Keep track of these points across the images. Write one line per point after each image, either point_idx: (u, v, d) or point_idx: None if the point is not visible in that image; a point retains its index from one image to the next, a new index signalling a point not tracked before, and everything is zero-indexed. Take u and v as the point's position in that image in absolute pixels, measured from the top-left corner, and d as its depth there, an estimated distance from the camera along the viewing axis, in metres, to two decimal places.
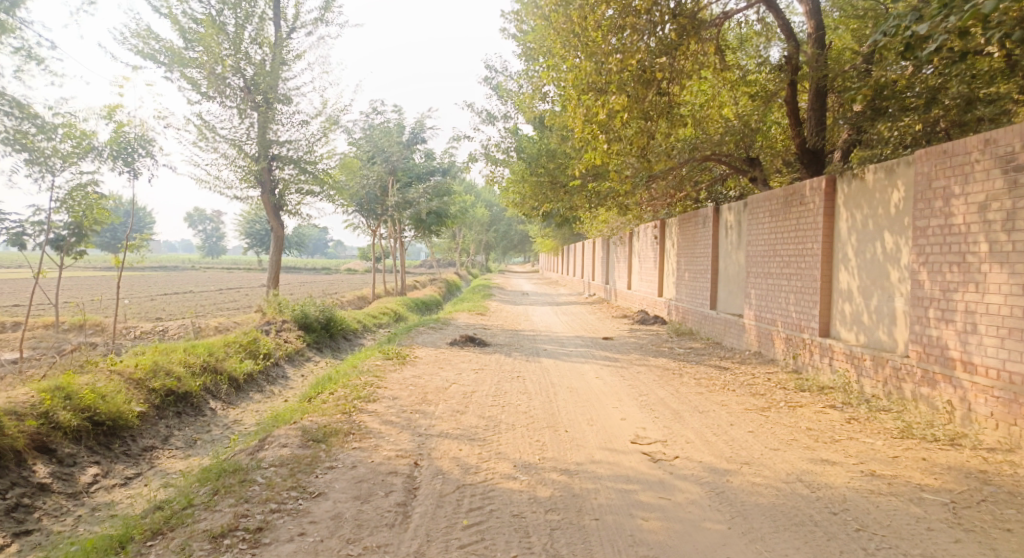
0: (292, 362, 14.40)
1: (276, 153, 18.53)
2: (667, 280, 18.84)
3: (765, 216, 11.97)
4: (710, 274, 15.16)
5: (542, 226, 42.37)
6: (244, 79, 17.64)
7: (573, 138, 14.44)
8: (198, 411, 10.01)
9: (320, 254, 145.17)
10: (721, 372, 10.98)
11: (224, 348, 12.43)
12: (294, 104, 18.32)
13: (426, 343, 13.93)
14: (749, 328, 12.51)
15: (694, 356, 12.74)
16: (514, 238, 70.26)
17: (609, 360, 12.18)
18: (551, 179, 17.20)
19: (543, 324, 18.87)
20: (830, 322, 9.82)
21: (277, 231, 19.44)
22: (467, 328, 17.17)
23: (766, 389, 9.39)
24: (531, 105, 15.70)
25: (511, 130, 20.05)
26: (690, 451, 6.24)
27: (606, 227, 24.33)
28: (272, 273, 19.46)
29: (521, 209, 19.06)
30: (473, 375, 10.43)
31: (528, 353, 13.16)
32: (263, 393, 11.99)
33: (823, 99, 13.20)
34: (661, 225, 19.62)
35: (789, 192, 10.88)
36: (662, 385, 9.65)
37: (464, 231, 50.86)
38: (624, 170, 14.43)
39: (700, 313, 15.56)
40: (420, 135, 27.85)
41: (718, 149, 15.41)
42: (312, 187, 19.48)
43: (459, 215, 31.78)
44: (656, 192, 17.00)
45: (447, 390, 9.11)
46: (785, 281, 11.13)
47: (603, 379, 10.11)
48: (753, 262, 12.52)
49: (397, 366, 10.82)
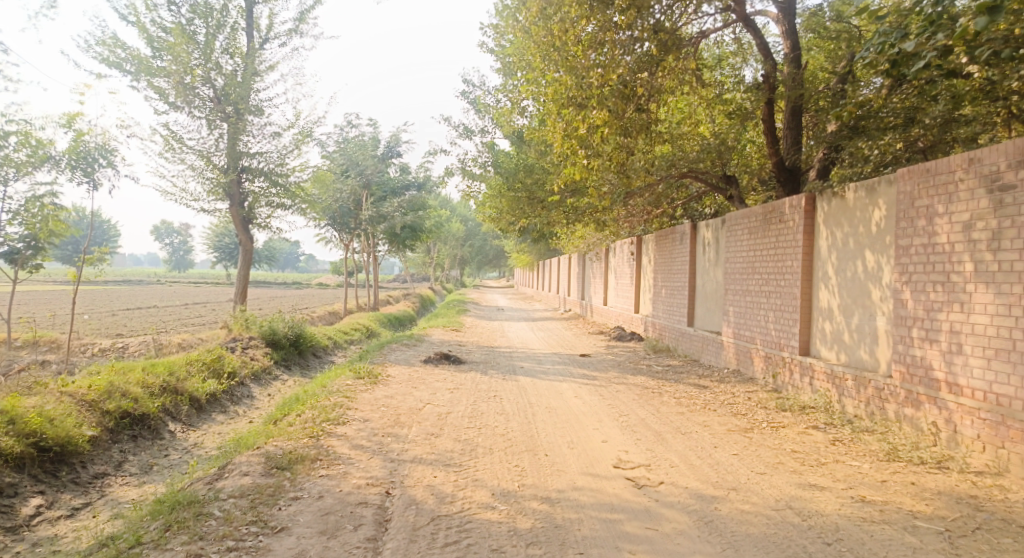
0: (259, 381, 13.99)
1: (246, 165, 18.14)
2: (644, 297, 18.69)
3: (744, 233, 11.88)
4: (687, 290, 15.06)
5: (518, 241, 42.19)
6: (214, 89, 17.25)
7: (550, 153, 14.29)
8: (155, 434, 9.67)
9: (292, 268, 143.66)
10: (700, 391, 10.80)
11: (188, 368, 12.02)
12: (265, 116, 17.96)
13: (399, 360, 13.62)
14: (727, 346, 12.38)
15: (672, 373, 12.58)
16: (489, 253, 70.02)
17: (587, 379, 11.96)
18: (528, 194, 17.03)
19: (519, 340, 18.61)
20: (810, 341, 9.71)
21: (246, 245, 18.99)
22: (441, 345, 16.86)
23: (747, 408, 9.23)
24: (508, 120, 15.54)
25: (488, 145, 19.87)
26: (673, 477, 6.02)
27: (582, 243, 24.20)
28: (241, 288, 19.00)
29: (497, 224, 18.85)
30: (448, 395, 10.14)
31: (504, 371, 12.90)
32: (226, 413, 11.61)
33: (799, 118, 13.27)
34: (639, 241, 19.52)
35: (769, 209, 10.79)
36: (641, 405, 9.44)
37: (439, 245, 50.51)
38: (601, 185, 14.30)
39: (677, 330, 15.42)
40: (395, 149, 27.58)
41: (695, 165, 15.31)
42: (284, 200, 19.10)
43: (434, 230, 31.46)
44: (633, 208, 16.91)
45: (421, 411, 8.81)
46: (764, 299, 11.01)
47: (581, 399, 9.88)
48: (732, 279, 12.41)
49: (370, 386, 10.50)
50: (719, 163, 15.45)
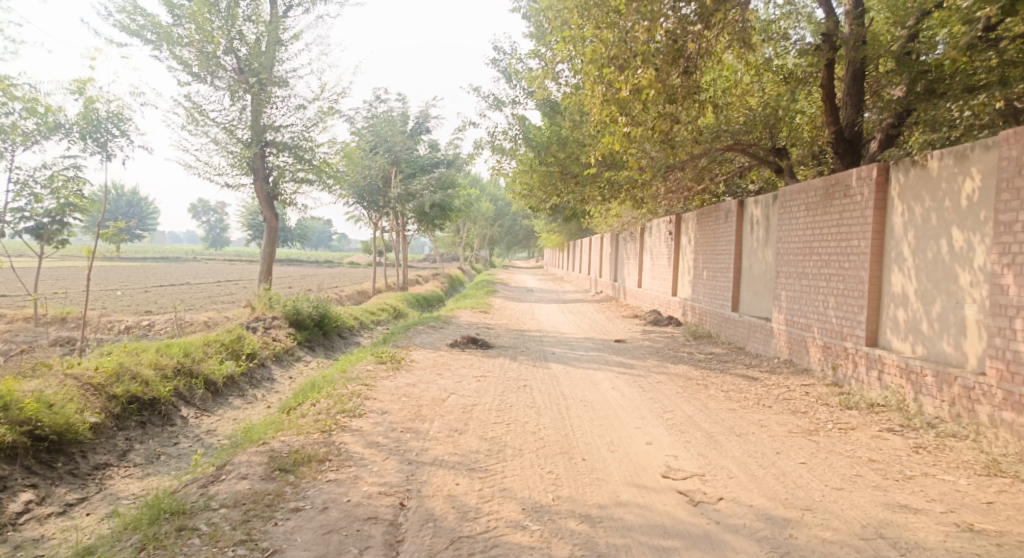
0: (280, 363, 13.31)
1: (270, 138, 17.45)
2: (683, 279, 17.70)
3: (799, 210, 10.85)
4: (732, 273, 14.05)
5: (548, 221, 41.11)
6: (238, 60, 16.54)
7: (589, 123, 13.28)
8: (166, 420, 8.97)
9: (323, 246, 144.01)
10: (751, 382, 9.86)
11: (204, 348, 11.32)
12: (291, 88, 17.23)
13: (424, 344, 12.82)
14: (777, 334, 11.40)
15: (716, 362, 11.62)
16: (519, 233, 68.98)
17: (625, 367, 11.07)
18: (561, 169, 16.04)
19: (551, 324, 17.71)
20: (879, 330, 8.72)
21: (270, 222, 18.32)
22: (469, 327, 16.01)
23: (807, 405, 8.28)
24: (543, 88, 14.52)
25: (520, 117, 18.90)
26: (735, 491, 5.12)
27: (616, 223, 23.17)
28: (265, 266, 18.36)
29: (529, 201, 17.92)
30: (474, 384, 9.32)
31: (535, 357, 12.05)
32: (243, 398, 10.94)
33: (861, 84, 12.29)
34: (677, 220, 18.49)
35: (831, 183, 9.76)
36: (688, 399, 8.54)
37: (468, 225, 49.65)
38: (643, 157, 13.27)
39: (721, 315, 14.42)
40: (424, 125, 26.74)
41: (741, 137, 14.22)
42: (309, 175, 18.39)
43: (463, 209, 30.62)
44: (674, 185, 15.90)
45: (445, 403, 8.01)
46: (822, 282, 10.00)
47: (621, 391, 9.01)
48: (784, 260, 11.40)
49: (391, 373, 9.72)
50: (768, 135, 14.33)
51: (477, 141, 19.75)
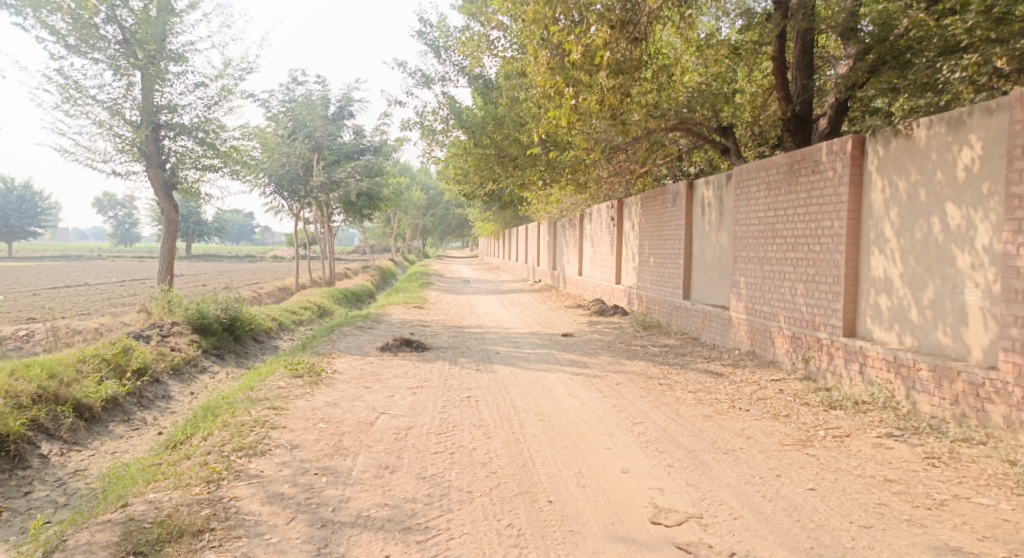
0: (180, 377, 11.71)
1: (165, 120, 15.61)
2: (627, 266, 16.76)
3: (759, 189, 9.96)
4: (682, 258, 13.15)
5: (483, 210, 39.64)
6: (123, 30, 14.67)
7: (527, 97, 12.09)
8: (18, 463, 7.64)
9: (245, 240, 138.60)
10: (716, 380, 8.89)
11: (78, 367, 9.69)
12: (188, 64, 15.45)
13: (351, 349, 11.44)
14: (737, 324, 10.49)
15: (673, 357, 10.65)
16: (452, 222, 67.20)
17: (576, 368, 9.97)
18: (497, 151, 14.71)
19: (490, 318, 16.48)
20: (857, 319, 7.85)
21: (170, 214, 16.45)
22: (401, 326, 14.68)
23: (785, 406, 7.32)
24: (476, 61, 13.25)
25: (449, 96, 17.50)
26: (747, 540, 4.17)
27: (553, 208, 22.12)
28: (165, 264, 16.49)
29: (462, 186, 16.63)
30: (407, 398, 8.04)
31: (476, 359, 10.82)
32: (128, 423, 9.42)
33: (811, 55, 11.77)
34: (619, 204, 17.54)
35: (797, 158, 8.90)
36: (654, 405, 7.48)
37: (399, 214, 47.77)
38: (586, 135, 12.20)
39: (671, 303, 13.52)
40: (348, 109, 25.01)
41: (686, 116, 13.19)
42: (214, 162, 16.60)
43: (393, 199, 29.03)
44: (615, 165, 14.91)
45: (373, 428, 6.72)
46: (789, 266, 9.09)
47: (578, 399, 7.89)
48: (742, 243, 10.48)
49: (308, 390, 8.33)
50: (713, 112, 13.38)
51: (405, 123, 18.24)
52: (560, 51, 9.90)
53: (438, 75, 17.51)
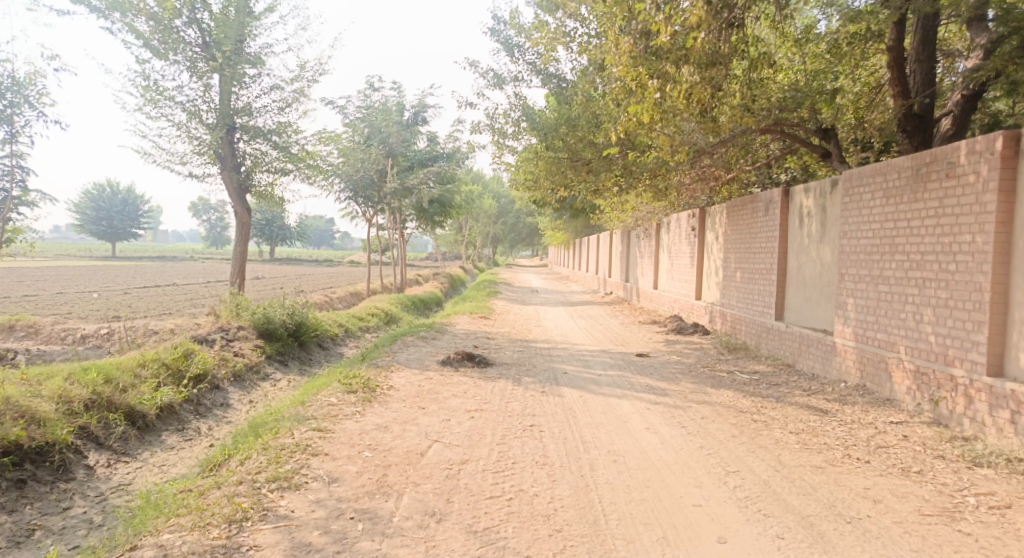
0: (241, 384, 11.16)
1: (240, 122, 15.32)
2: (709, 281, 15.55)
3: (873, 198, 8.70)
4: (775, 275, 11.90)
5: (554, 217, 38.71)
6: (203, 33, 14.40)
7: (609, 96, 11.07)
8: (62, 474, 7.10)
9: (323, 243, 141.92)
10: (823, 419, 7.69)
11: (135, 371, 9.18)
12: (265, 67, 15.09)
13: (410, 361, 10.67)
14: (843, 353, 9.20)
15: (767, 386, 9.46)
16: (523, 231, 66.55)
17: (655, 394, 8.89)
18: (571, 154, 13.41)
19: (559, 332, 15.50)
20: (1005, 355, 6.66)
21: (242, 217, 16.13)
22: (466, 337, 13.89)
23: (914, 458, 6.13)
24: (551, 56, 12.29)
25: (523, 98, 16.64)
26: None
27: (629, 217, 21.02)
28: (237, 268, 16.18)
29: (534, 193, 15.73)
30: (465, 423, 7.17)
31: (542, 378, 9.85)
32: (181, 433, 8.85)
33: (933, 48, 10.46)
34: (700, 213, 16.30)
35: (926, 160, 7.68)
36: (750, 448, 6.37)
37: (470, 222, 47.30)
38: (670, 136, 11.10)
39: (761, 324, 12.27)
40: (422, 115, 24.53)
41: (780, 116, 11.82)
42: (286, 165, 16.23)
43: (464, 205, 28.38)
44: (699, 171, 13.77)
45: (424, 459, 5.89)
46: (913, 289, 7.89)
47: (659, 434, 6.84)
48: (849, 260, 9.25)
49: (359, 409, 7.54)
50: (813, 113, 12.04)
51: (476, 126, 17.53)
52: (651, 32, 8.97)
53: (511, 76, 16.72)
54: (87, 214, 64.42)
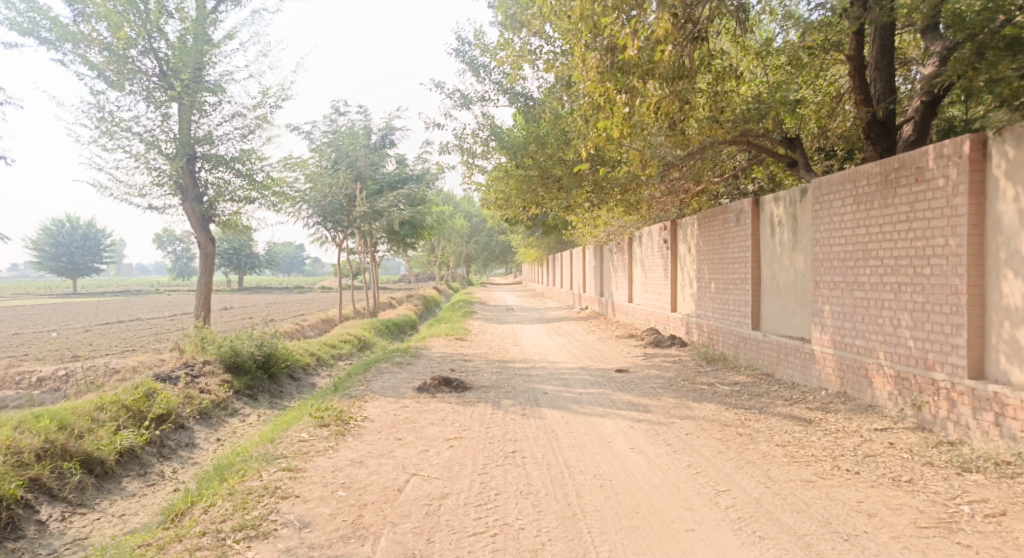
0: (208, 422, 10.80)
1: (201, 151, 15.00)
2: (684, 292, 15.50)
3: (843, 204, 8.67)
4: (749, 284, 11.86)
5: (526, 235, 38.63)
6: (159, 61, 14.10)
7: (575, 112, 11.01)
8: (10, 532, 6.79)
9: (294, 270, 140.53)
10: (806, 429, 7.59)
11: (93, 416, 8.83)
12: (226, 95, 14.81)
13: (385, 389, 10.41)
14: (822, 360, 9.12)
15: (748, 398, 9.36)
16: (496, 249, 66.43)
17: (637, 411, 8.74)
18: (540, 173, 13.56)
19: (536, 350, 15.33)
20: (985, 357, 6.62)
21: (206, 247, 15.75)
22: (442, 361, 13.66)
23: (903, 467, 6.04)
24: (516, 74, 12.22)
25: (489, 117, 16.54)
26: None
27: (601, 231, 20.98)
28: (203, 300, 15.79)
29: (504, 212, 15.60)
30: (444, 452, 6.94)
31: (521, 400, 9.63)
32: (142, 478, 8.51)
33: (891, 55, 10.55)
34: (672, 225, 16.26)
35: (894, 165, 7.68)
36: (737, 464, 6.23)
37: (442, 243, 47.08)
38: (638, 149, 11.04)
39: (738, 334, 12.20)
40: (389, 137, 24.34)
41: (748, 127, 11.86)
42: (251, 193, 15.91)
43: (435, 227, 28.16)
44: (668, 183, 13.74)
45: (402, 495, 5.66)
46: (889, 294, 7.84)
47: (644, 454, 6.66)
48: (823, 266, 9.20)
49: (332, 444, 7.29)
50: (777, 122, 12.09)
51: (443, 146, 17.37)
52: (619, 47, 8.91)
53: (477, 96, 16.62)
54: (49, 252, 63.07)
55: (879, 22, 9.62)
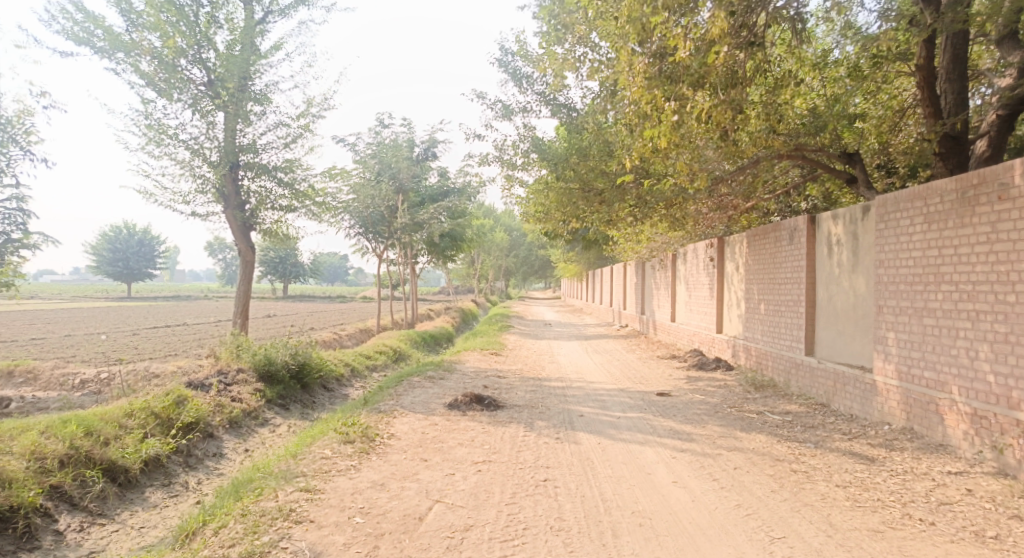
0: (237, 431, 10.48)
1: (245, 160, 14.83)
2: (730, 313, 14.80)
3: (911, 223, 7.98)
4: (802, 307, 11.15)
5: (566, 249, 38.09)
6: (207, 71, 13.99)
7: (622, 122, 10.49)
8: (26, 542, 6.50)
9: (336, 279, 142.06)
10: (870, 468, 6.91)
11: (121, 422, 8.54)
12: (271, 105, 14.65)
13: (416, 405, 9.96)
14: (885, 393, 8.40)
15: (803, 430, 8.68)
16: (536, 264, 65.99)
17: (680, 440, 8.13)
18: (582, 185, 12.88)
19: (574, 368, 14.78)
20: None
21: (247, 257, 15.55)
22: (476, 377, 13.20)
23: (987, 519, 5.37)
24: (561, 82, 11.73)
25: (532, 127, 16.11)
26: None
27: (643, 248, 20.38)
28: (241, 310, 15.60)
29: (545, 225, 15.12)
30: (471, 477, 6.46)
31: (556, 422, 9.09)
32: (167, 488, 8.16)
33: (965, 66, 9.82)
34: (718, 243, 15.59)
35: (974, 181, 7.02)
36: (793, 506, 5.62)
37: (482, 256, 46.83)
38: (688, 162, 10.46)
39: (790, 360, 11.48)
40: (432, 149, 24.11)
41: (803, 141, 11.24)
42: (292, 203, 15.71)
43: (475, 240, 27.77)
44: (718, 199, 13.11)
45: (423, 524, 5.19)
46: (966, 324, 7.18)
47: (689, 490, 6.08)
48: (886, 290, 8.50)
49: (356, 463, 6.85)
50: (834, 137, 11.37)
51: (484, 157, 16.99)
52: (671, 52, 8.37)
53: (519, 106, 16.22)
54: (105, 256, 64.64)
55: (950, 31, 8.97)
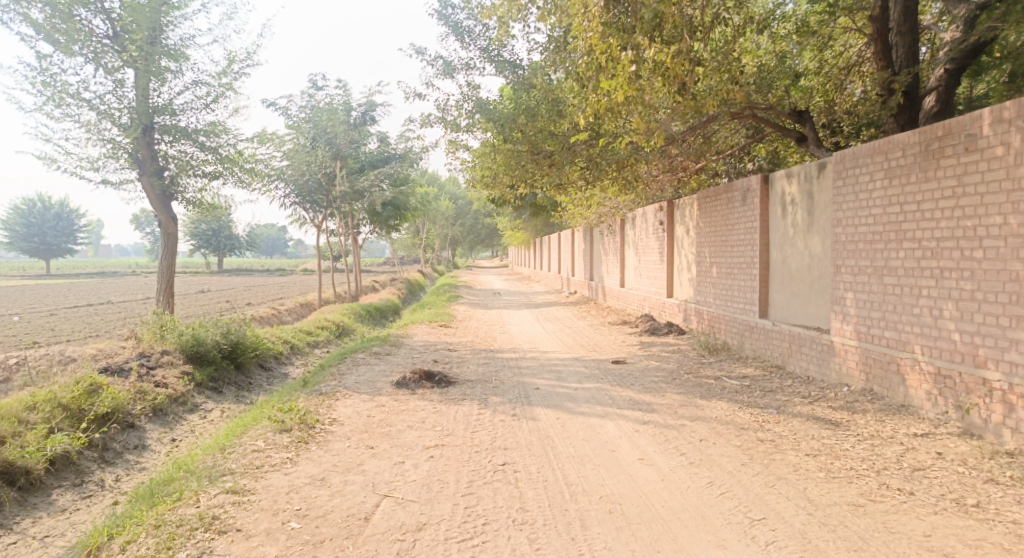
0: (163, 419, 9.73)
1: (160, 122, 13.77)
2: (682, 277, 14.57)
3: (871, 178, 7.72)
4: (756, 269, 10.92)
5: (512, 217, 37.57)
6: (111, 22, 12.85)
7: (573, 74, 9.90)
8: None
9: (276, 252, 138.60)
10: (835, 434, 6.68)
11: (22, 417, 7.74)
12: (186, 61, 13.59)
13: (359, 385, 9.38)
14: (843, 354, 8.20)
15: (762, 395, 8.43)
16: (482, 232, 65.35)
17: (640, 411, 7.78)
18: (530, 147, 12.34)
19: (525, 338, 14.38)
20: None
21: (168, 228, 14.52)
22: (425, 351, 12.65)
23: (964, 485, 5.16)
24: (506, 33, 11.08)
25: (475, 87, 15.40)
26: None
27: (592, 213, 20.00)
28: (164, 285, 14.62)
29: (491, 190, 14.53)
30: (423, 465, 5.97)
31: (510, 397, 8.64)
32: (78, 489, 7.45)
33: (915, 17, 9.55)
34: (668, 205, 15.27)
35: (938, 133, 6.80)
36: (766, 482, 5.30)
37: (427, 225, 45.94)
38: (640, 117, 9.99)
39: (743, 322, 11.27)
40: (371, 114, 23.12)
41: (753, 99, 10.80)
42: (215, 168, 14.72)
43: (419, 207, 26.96)
44: (669, 159, 12.74)
45: (371, 527, 4.70)
46: (928, 282, 6.98)
47: (656, 467, 5.71)
48: (843, 249, 8.24)
49: (291, 455, 6.28)
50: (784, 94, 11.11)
51: (425, 119, 16.23)
52: None
53: (462, 64, 15.47)
54: (26, 233, 61.17)
55: None
